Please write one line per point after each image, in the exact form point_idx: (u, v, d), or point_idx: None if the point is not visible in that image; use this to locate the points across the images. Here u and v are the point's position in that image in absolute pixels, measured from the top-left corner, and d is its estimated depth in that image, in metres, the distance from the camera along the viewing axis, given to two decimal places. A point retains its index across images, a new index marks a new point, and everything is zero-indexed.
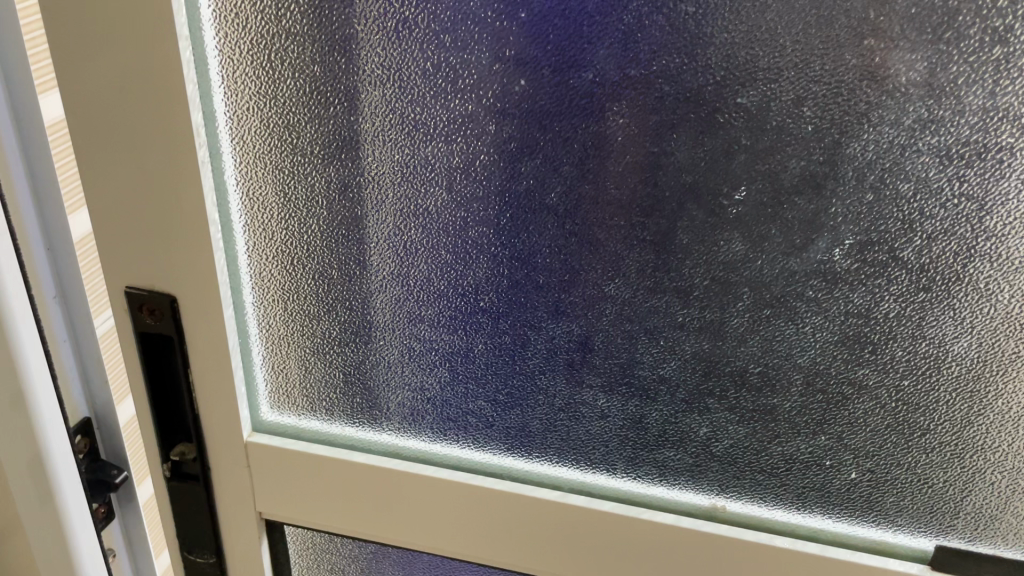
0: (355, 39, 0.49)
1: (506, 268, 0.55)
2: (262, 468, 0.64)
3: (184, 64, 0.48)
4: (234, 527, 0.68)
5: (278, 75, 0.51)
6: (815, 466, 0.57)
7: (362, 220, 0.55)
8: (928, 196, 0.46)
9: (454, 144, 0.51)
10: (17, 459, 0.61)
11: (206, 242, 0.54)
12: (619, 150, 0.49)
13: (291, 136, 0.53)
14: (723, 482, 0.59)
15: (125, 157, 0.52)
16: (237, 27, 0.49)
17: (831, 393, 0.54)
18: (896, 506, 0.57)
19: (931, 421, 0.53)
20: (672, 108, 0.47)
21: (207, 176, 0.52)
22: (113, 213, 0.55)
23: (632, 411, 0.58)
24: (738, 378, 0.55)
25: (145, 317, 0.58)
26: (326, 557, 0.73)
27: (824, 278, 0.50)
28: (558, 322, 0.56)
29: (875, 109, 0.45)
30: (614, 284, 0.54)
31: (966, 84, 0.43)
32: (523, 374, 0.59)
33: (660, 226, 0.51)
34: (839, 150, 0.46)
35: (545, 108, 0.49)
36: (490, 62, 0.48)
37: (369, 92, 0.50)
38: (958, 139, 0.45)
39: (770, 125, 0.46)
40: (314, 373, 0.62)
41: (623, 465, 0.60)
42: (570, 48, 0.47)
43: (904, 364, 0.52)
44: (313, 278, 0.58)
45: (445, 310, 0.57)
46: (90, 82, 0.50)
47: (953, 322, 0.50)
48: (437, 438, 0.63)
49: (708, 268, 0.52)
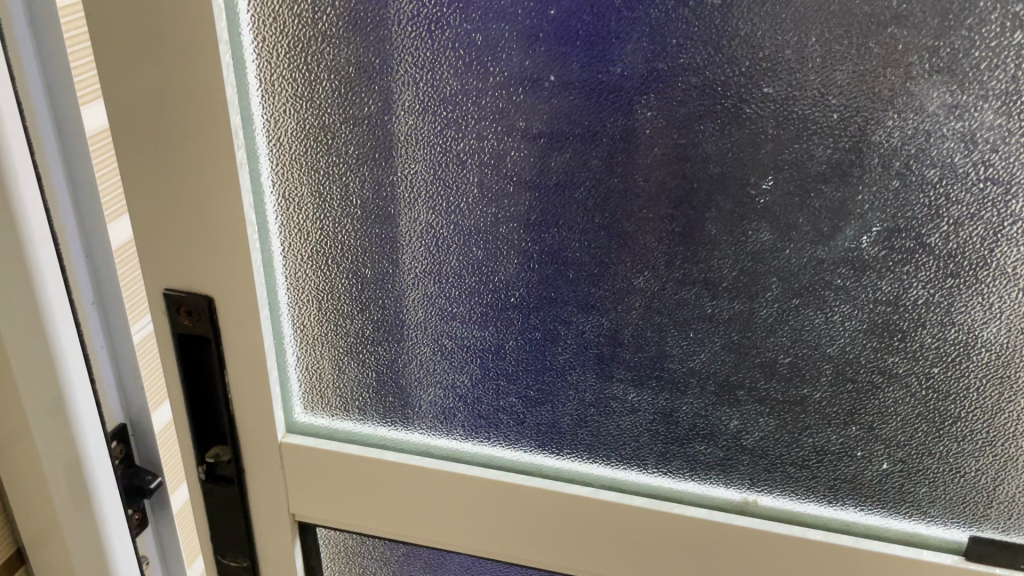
0: (389, 40, 0.50)
1: (536, 262, 0.56)
2: (297, 469, 0.65)
3: (225, 67, 0.50)
4: (269, 530, 0.69)
5: (314, 77, 0.52)
6: (846, 457, 0.57)
7: (395, 218, 0.56)
8: (954, 181, 0.47)
9: (485, 141, 0.53)
10: (56, 462, 0.63)
11: (243, 242, 0.55)
12: (647, 143, 0.51)
13: (326, 136, 0.54)
14: (754, 476, 0.59)
15: (165, 160, 0.54)
16: (275, 31, 0.51)
17: (861, 382, 0.54)
18: (929, 496, 0.57)
19: (962, 409, 0.54)
20: (698, 100, 0.49)
21: (245, 177, 0.54)
22: (152, 216, 0.56)
23: (662, 405, 0.59)
24: (769, 369, 0.55)
25: (183, 318, 0.60)
26: (357, 560, 0.74)
27: (852, 266, 0.51)
28: (589, 316, 0.57)
29: (899, 96, 0.46)
30: (643, 277, 0.55)
31: (989, 69, 0.44)
32: (553, 370, 0.59)
33: (688, 218, 0.52)
34: (865, 138, 0.47)
35: (573, 102, 0.50)
36: (520, 60, 0.50)
37: (402, 92, 0.52)
38: (982, 124, 0.45)
39: (795, 114, 0.47)
40: (347, 372, 0.63)
41: (654, 460, 0.61)
42: (598, 43, 0.48)
43: (933, 350, 0.52)
44: (346, 278, 0.59)
45: (476, 307, 0.58)
46: (131, 88, 0.52)
47: (981, 307, 0.50)
48: (468, 436, 0.64)
49: (736, 258, 0.52)
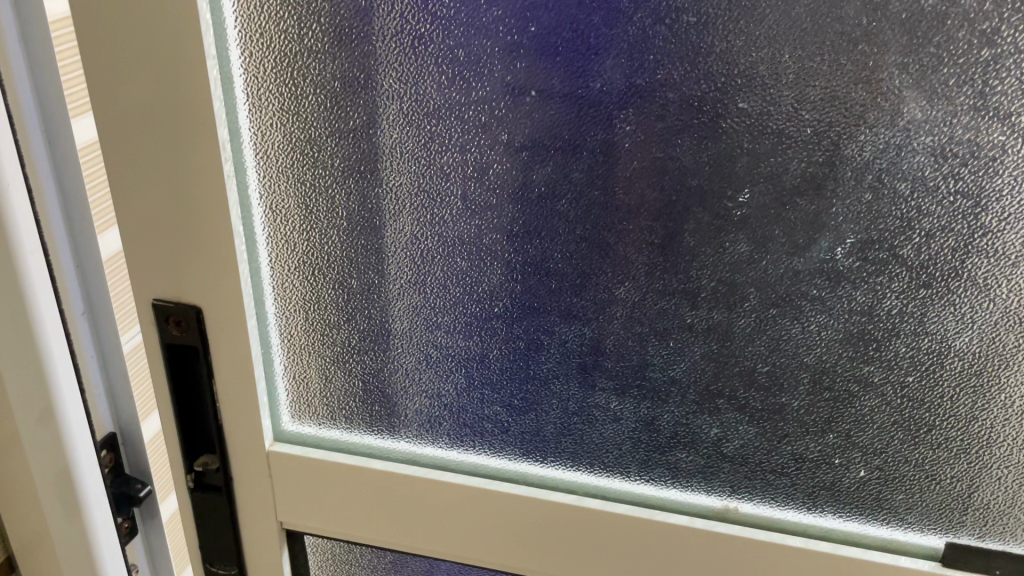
0: (374, 55, 0.51)
1: (520, 273, 0.57)
2: (285, 477, 0.65)
3: (213, 82, 0.51)
4: (257, 538, 0.70)
5: (300, 92, 0.53)
6: (824, 465, 0.58)
7: (380, 230, 0.57)
8: (925, 194, 0.48)
9: (468, 154, 0.54)
10: (47, 470, 0.63)
11: (231, 254, 0.56)
12: (627, 156, 0.52)
13: (313, 149, 0.55)
14: (735, 483, 0.60)
15: (154, 173, 0.55)
16: (262, 46, 0.52)
17: (838, 391, 0.55)
18: (906, 503, 0.58)
19: (937, 417, 0.55)
20: (676, 115, 0.50)
21: (232, 190, 0.55)
22: (142, 227, 0.57)
23: (644, 413, 0.59)
24: (747, 378, 0.56)
25: (172, 328, 0.61)
26: (345, 568, 0.74)
27: (827, 276, 0.52)
28: (571, 326, 0.58)
29: (871, 111, 0.47)
30: (624, 287, 0.55)
31: (957, 85, 0.45)
32: (537, 379, 0.60)
33: (667, 229, 0.53)
34: (838, 152, 0.48)
35: (555, 117, 0.51)
36: (502, 75, 0.51)
37: (387, 106, 0.53)
38: (951, 138, 0.47)
39: (770, 129, 0.49)
40: (334, 381, 0.64)
41: (636, 468, 0.62)
42: (578, 59, 0.49)
43: (907, 360, 0.53)
44: (333, 288, 0.60)
45: (461, 317, 0.59)
46: (121, 102, 0.53)
47: (954, 317, 0.51)
48: (453, 445, 0.64)
49: (715, 269, 0.53)
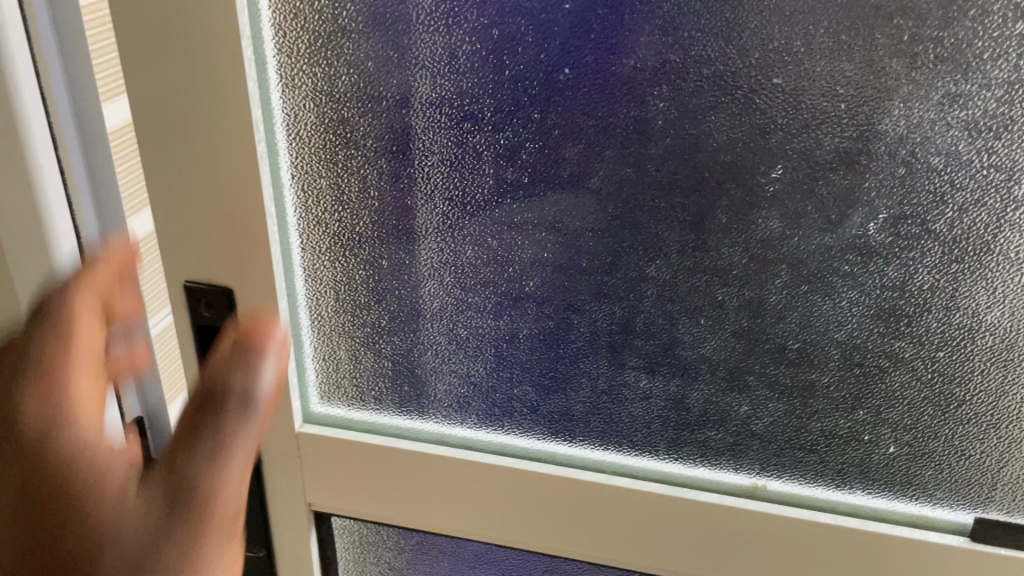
0: (407, 34, 0.52)
1: (551, 252, 0.57)
2: (314, 458, 0.66)
3: (247, 63, 0.51)
4: (286, 520, 0.70)
5: (334, 72, 0.54)
6: (854, 441, 0.58)
7: (411, 211, 0.58)
8: (959, 168, 0.48)
9: (501, 133, 0.54)
10: None
11: (262, 235, 0.57)
12: (660, 133, 0.52)
13: (345, 129, 0.55)
14: (763, 461, 0.61)
15: (187, 154, 0.55)
16: (296, 27, 0.52)
17: (868, 366, 0.56)
18: (935, 479, 0.58)
19: (967, 393, 0.55)
20: (709, 91, 0.50)
21: (265, 170, 0.55)
22: (174, 209, 0.57)
23: (673, 391, 0.60)
24: (777, 355, 0.57)
25: (202, 309, 0.61)
26: (371, 550, 0.75)
27: (859, 252, 0.52)
28: (602, 305, 0.58)
29: (905, 85, 0.47)
30: (655, 265, 0.56)
31: (991, 59, 0.46)
32: (566, 358, 0.61)
33: (699, 207, 0.53)
34: (871, 127, 0.49)
35: (588, 95, 0.52)
36: (536, 53, 0.51)
37: (420, 85, 0.53)
38: (985, 112, 0.47)
39: (804, 104, 0.49)
40: (363, 362, 0.64)
41: (665, 446, 0.62)
42: (612, 36, 0.50)
43: (938, 335, 0.54)
44: (363, 270, 0.60)
45: (491, 297, 0.60)
46: (155, 83, 0.53)
47: (985, 291, 0.52)
48: (482, 425, 0.65)
49: (746, 246, 0.54)
